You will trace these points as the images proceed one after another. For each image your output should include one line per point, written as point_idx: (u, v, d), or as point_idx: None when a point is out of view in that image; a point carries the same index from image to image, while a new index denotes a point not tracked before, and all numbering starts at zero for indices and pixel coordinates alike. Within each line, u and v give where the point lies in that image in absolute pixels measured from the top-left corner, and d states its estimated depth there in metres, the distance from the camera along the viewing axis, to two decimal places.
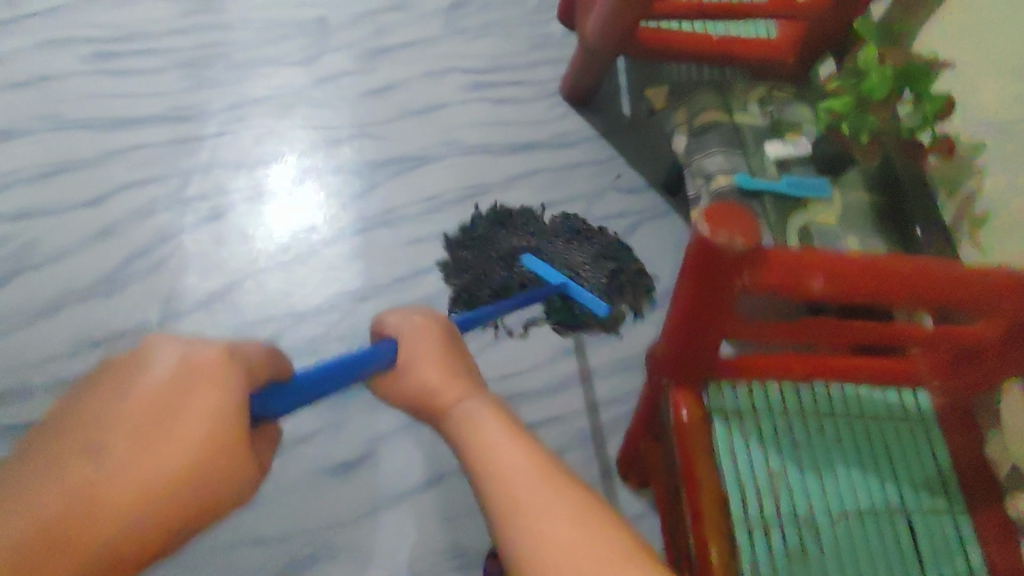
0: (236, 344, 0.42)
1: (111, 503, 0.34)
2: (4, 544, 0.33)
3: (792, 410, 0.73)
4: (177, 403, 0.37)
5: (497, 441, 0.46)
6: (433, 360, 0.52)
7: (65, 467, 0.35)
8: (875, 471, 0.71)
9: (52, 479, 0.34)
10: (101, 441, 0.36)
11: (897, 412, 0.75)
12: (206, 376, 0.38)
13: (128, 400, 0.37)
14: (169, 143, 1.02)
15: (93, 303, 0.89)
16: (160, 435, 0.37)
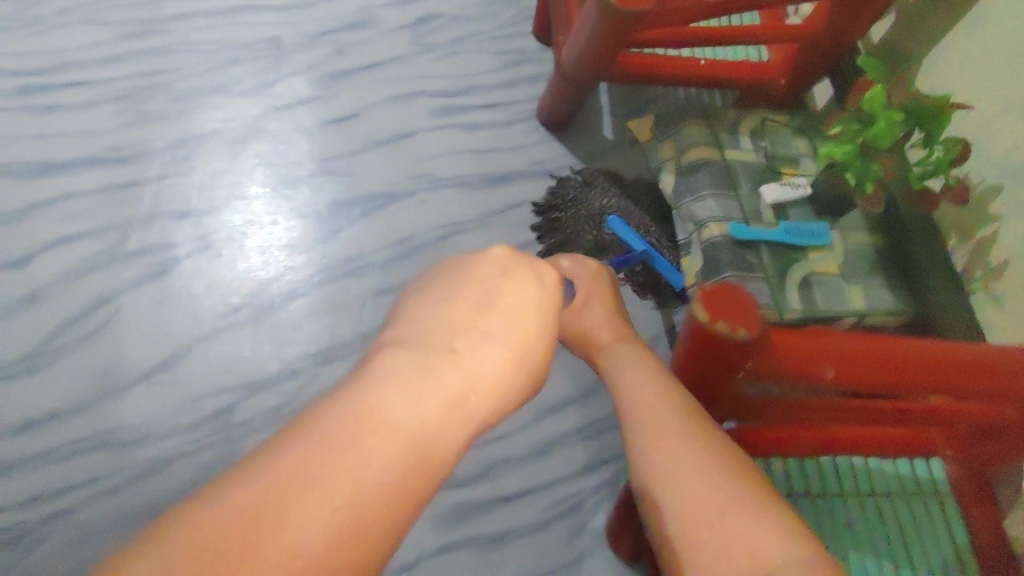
0: (518, 291, 0.51)
1: (454, 401, 0.42)
2: (368, 443, 0.36)
3: (799, 491, 0.69)
4: (476, 309, 0.48)
5: (641, 387, 0.52)
6: (602, 309, 0.68)
7: (404, 371, 0.41)
8: (888, 556, 0.66)
9: (403, 379, 0.41)
10: (426, 355, 0.43)
11: (909, 485, 0.70)
12: (503, 276, 0.52)
13: (433, 314, 0.47)
14: (104, 189, 0.92)
15: (23, 380, 0.79)
16: (455, 351, 0.44)
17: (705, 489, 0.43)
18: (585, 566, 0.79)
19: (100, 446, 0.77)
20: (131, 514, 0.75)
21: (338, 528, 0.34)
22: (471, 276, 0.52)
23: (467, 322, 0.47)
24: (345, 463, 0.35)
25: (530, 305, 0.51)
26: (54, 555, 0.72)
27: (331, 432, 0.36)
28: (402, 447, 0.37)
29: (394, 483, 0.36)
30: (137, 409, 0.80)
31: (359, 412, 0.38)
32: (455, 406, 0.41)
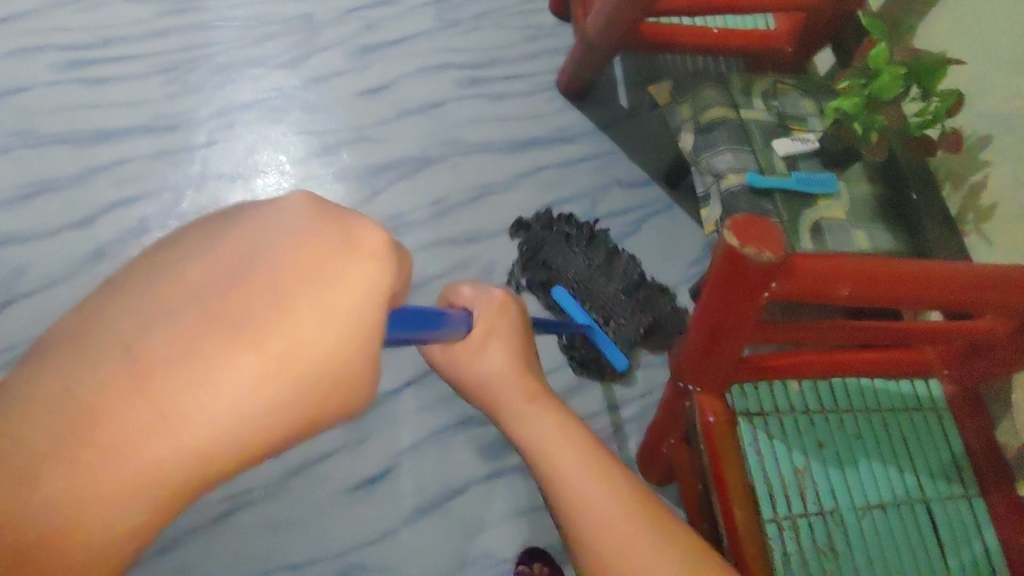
0: (301, 243, 0.30)
1: (188, 435, 0.26)
2: (63, 475, 0.25)
3: (814, 407, 0.75)
4: (235, 278, 0.28)
5: (549, 441, 0.49)
6: (507, 350, 0.56)
7: (115, 375, 0.26)
8: (894, 463, 0.73)
9: (101, 403, 0.25)
10: (135, 363, 0.26)
11: (910, 403, 0.77)
12: (290, 233, 0.30)
13: (175, 271, 0.28)
14: (156, 156, 0.98)
15: None
16: (186, 368, 0.26)
17: (608, 512, 0.45)
18: None
19: None
20: None
21: (41, 554, 0.25)
22: (240, 228, 0.29)
23: (228, 315, 0.27)
24: (36, 493, 0.25)
25: (339, 304, 0.30)
26: None
27: (17, 452, 0.25)
28: (132, 485, 0.26)
29: (116, 515, 0.26)
30: None
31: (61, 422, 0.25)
32: (161, 453, 0.26)
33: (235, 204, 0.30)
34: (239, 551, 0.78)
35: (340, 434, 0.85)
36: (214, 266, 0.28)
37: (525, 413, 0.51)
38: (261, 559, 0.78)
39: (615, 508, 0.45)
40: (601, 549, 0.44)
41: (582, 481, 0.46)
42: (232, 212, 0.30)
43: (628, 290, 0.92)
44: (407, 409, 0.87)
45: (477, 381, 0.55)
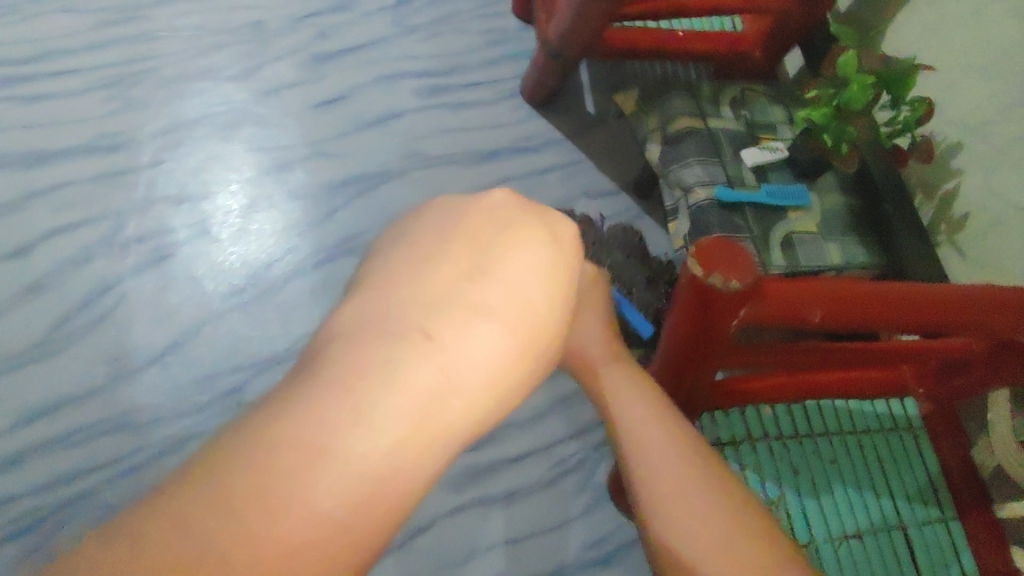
0: (513, 255, 0.40)
1: (460, 382, 0.35)
2: (384, 410, 0.33)
3: (788, 432, 0.72)
4: (475, 270, 0.39)
5: (624, 399, 0.50)
6: (596, 317, 0.57)
7: (408, 341, 0.35)
8: (870, 487, 0.71)
9: (400, 363, 0.34)
10: (416, 330, 0.35)
11: (885, 424, 0.75)
12: (497, 235, 0.41)
13: (428, 263, 0.39)
14: (98, 179, 0.92)
15: (32, 368, 0.80)
16: (451, 331, 0.36)
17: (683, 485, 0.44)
18: (590, 517, 0.83)
19: (117, 430, 0.78)
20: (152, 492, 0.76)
21: (344, 503, 0.31)
22: (462, 233, 0.41)
23: (475, 292, 0.38)
24: (362, 430, 0.32)
25: (534, 283, 0.40)
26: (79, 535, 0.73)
27: (308, 433, 0.31)
28: (427, 424, 0.34)
29: (406, 463, 0.33)
30: (149, 392, 0.81)
31: (378, 370, 0.33)
32: (446, 403, 0.35)
33: (416, 234, 0.41)
34: None
35: None
36: (445, 274, 0.38)
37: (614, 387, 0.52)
38: None
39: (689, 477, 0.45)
40: (678, 531, 0.43)
41: (655, 436, 0.47)
42: (449, 225, 0.41)
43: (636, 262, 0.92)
44: None
45: (574, 348, 0.56)
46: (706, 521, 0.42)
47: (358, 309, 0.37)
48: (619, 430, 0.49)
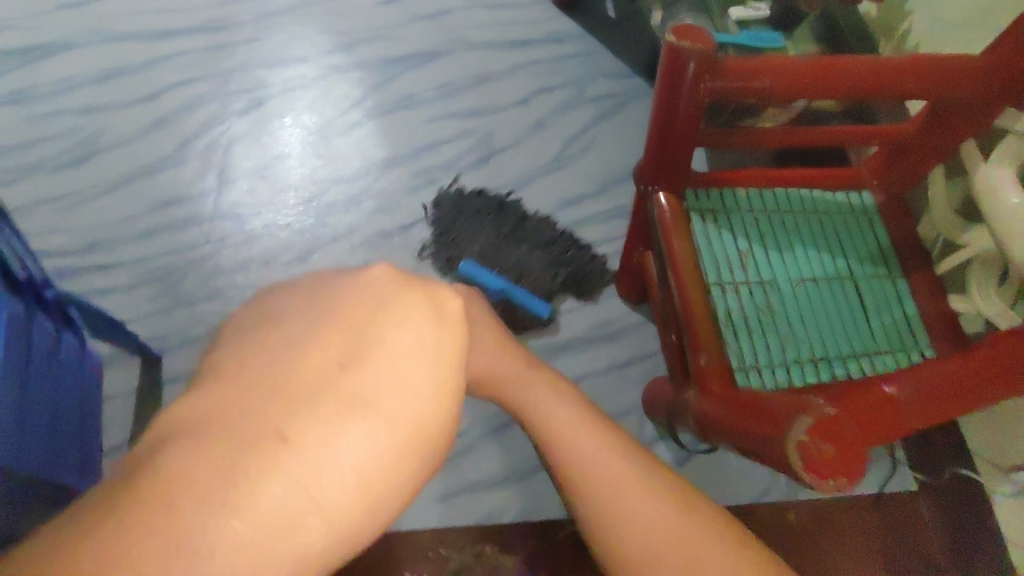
0: (388, 325, 0.37)
1: (319, 492, 0.32)
2: (220, 514, 0.30)
3: (757, 209, 0.88)
4: (349, 360, 0.36)
5: (579, 436, 0.52)
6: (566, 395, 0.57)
7: (261, 456, 0.32)
8: (825, 250, 0.85)
9: (223, 485, 0.31)
10: (262, 432, 0.33)
11: (845, 207, 0.89)
12: (382, 316, 0.38)
13: (277, 360, 0.36)
14: (207, 50, 1.14)
15: (160, 175, 1.01)
16: (296, 440, 0.33)
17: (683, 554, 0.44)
18: (599, 307, 1.01)
19: (221, 218, 0.99)
20: (253, 262, 0.96)
21: None
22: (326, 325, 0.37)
23: (330, 351, 0.36)
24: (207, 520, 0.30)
25: (408, 371, 0.36)
26: (198, 283, 0.94)
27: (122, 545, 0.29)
28: (307, 496, 0.32)
29: (262, 555, 0.31)
30: (247, 195, 1.01)
31: (169, 515, 0.30)
32: (303, 484, 0.32)
33: (264, 323, 0.39)
34: None
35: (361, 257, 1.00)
36: (291, 356, 0.36)
37: (562, 429, 0.53)
38: None
39: (705, 561, 0.43)
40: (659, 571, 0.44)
41: (613, 469, 0.49)
42: (313, 316, 0.38)
43: (542, 249, 0.98)
44: (419, 239, 1.02)
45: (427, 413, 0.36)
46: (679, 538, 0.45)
47: (227, 367, 0.37)
48: (551, 443, 0.52)
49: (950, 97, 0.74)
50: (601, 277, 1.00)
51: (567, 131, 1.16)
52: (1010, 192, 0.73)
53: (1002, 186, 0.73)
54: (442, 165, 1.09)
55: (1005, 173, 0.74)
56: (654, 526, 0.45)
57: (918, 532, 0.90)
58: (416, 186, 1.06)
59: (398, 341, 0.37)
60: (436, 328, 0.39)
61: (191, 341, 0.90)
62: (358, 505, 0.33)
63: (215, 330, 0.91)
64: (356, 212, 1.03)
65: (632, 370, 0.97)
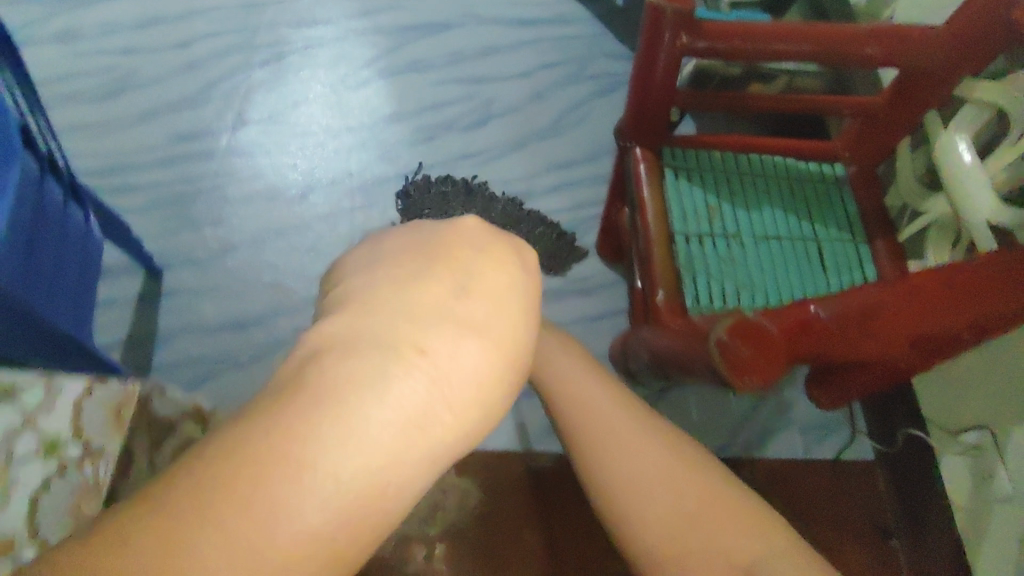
0: (488, 260, 0.31)
1: (436, 421, 0.27)
2: (330, 445, 0.25)
3: (731, 170, 0.92)
4: (460, 290, 0.30)
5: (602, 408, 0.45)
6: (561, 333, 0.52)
7: (383, 370, 0.27)
8: (794, 212, 0.89)
9: (334, 410, 0.25)
10: (393, 348, 0.27)
11: (817, 176, 0.93)
12: (488, 252, 0.32)
13: (390, 285, 0.30)
14: (238, 7, 1.21)
15: (183, 113, 1.08)
16: (425, 356, 0.28)
17: (676, 523, 0.39)
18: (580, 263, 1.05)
19: (235, 155, 1.05)
20: (258, 195, 1.03)
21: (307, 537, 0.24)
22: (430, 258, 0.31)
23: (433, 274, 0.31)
24: (311, 460, 0.24)
25: (513, 299, 0.31)
26: (206, 209, 1.00)
27: (221, 476, 0.24)
28: (420, 428, 0.27)
29: (378, 487, 0.26)
30: (260, 135, 1.08)
31: (281, 455, 0.24)
32: (428, 419, 0.27)
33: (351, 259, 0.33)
34: (274, 260, 0.97)
35: (358, 199, 1.04)
36: (393, 285, 0.30)
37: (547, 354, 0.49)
38: (290, 266, 0.97)
39: (722, 531, 0.38)
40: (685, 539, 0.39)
41: (643, 448, 0.43)
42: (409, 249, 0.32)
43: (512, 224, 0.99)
44: None
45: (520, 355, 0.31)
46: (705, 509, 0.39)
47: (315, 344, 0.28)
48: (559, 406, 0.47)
49: (915, 67, 0.77)
50: (569, 251, 1.03)
51: (565, 102, 1.21)
52: (961, 160, 0.76)
53: (954, 155, 0.77)
54: (445, 124, 1.15)
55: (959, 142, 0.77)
56: (679, 488, 0.40)
57: (872, 495, 0.92)
58: (416, 140, 1.12)
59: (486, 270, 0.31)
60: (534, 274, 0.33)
61: (195, 260, 0.96)
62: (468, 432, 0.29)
63: (219, 252, 0.97)
64: (358, 159, 1.08)
65: (605, 323, 1.00)
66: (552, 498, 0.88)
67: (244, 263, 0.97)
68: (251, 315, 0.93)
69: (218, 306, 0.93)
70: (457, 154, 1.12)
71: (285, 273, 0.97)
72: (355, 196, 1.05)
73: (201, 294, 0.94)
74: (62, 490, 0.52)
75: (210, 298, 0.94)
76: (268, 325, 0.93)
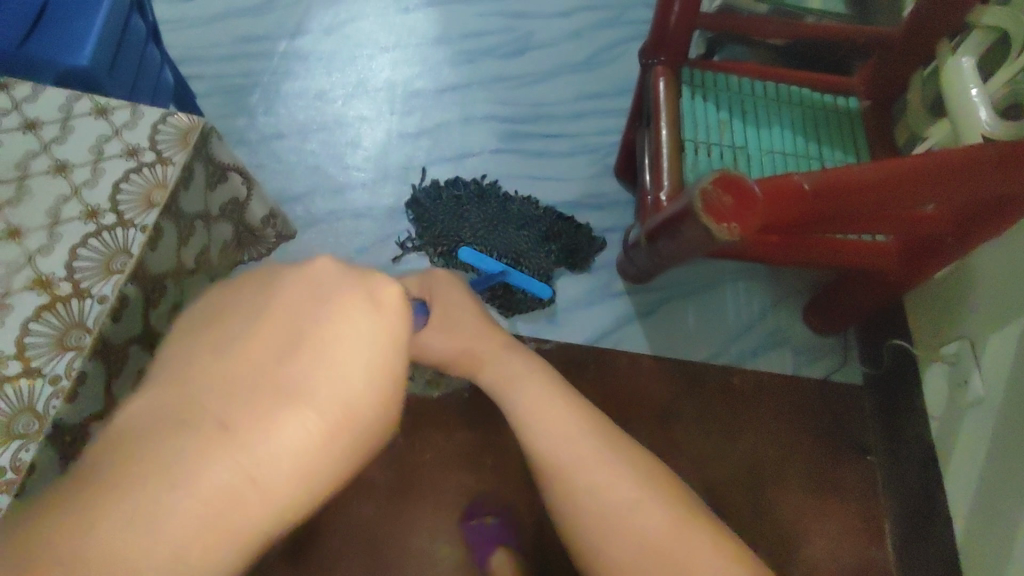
0: (331, 309, 0.33)
1: (264, 476, 0.28)
2: (144, 519, 0.26)
3: (746, 94, 0.96)
4: (292, 346, 0.31)
5: (547, 407, 0.50)
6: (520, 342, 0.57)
7: (198, 434, 0.28)
8: (801, 135, 0.93)
9: (152, 479, 0.26)
10: (203, 418, 0.28)
11: (829, 106, 0.97)
12: (326, 307, 0.33)
13: (213, 348, 0.31)
14: None
15: (248, 17, 1.19)
16: (238, 430, 0.28)
17: (622, 529, 0.43)
18: (598, 182, 1.11)
19: (290, 58, 1.15)
20: (305, 94, 1.12)
21: None
22: (267, 311, 0.33)
23: (270, 336, 0.32)
24: (131, 539, 0.25)
25: (358, 350, 0.32)
26: (260, 100, 1.11)
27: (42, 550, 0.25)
28: (253, 486, 0.27)
29: (205, 546, 0.27)
30: (315, 43, 1.17)
31: (107, 517, 0.25)
32: (253, 483, 0.27)
33: (182, 324, 0.35)
34: (314, 150, 1.07)
35: (396, 107, 1.13)
36: (215, 346, 0.31)
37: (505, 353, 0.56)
38: (329, 158, 1.07)
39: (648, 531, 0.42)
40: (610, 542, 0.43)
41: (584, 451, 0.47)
42: (247, 307, 0.33)
43: (527, 230, 1.01)
44: (449, 102, 1.15)
45: (371, 406, 0.31)
46: (634, 522, 0.43)
47: (119, 427, 0.29)
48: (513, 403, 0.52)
49: None
50: (588, 244, 1.02)
51: (602, 41, 1.26)
52: (958, 86, 0.80)
53: (951, 81, 0.81)
54: (484, 50, 1.22)
55: (957, 69, 0.80)
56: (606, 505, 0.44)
57: (857, 418, 0.95)
58: (458, 62, 1.19)
59: (327, 321, 0.33)
60: (383, 322, 0.34)
61: (244, 143, 1.07)
62: (306, 487, 0.29)
63: (266, 139, 1.08)
64: (400, 73, 1.16)
65: (615, 237, 1.06)
66: None
67: (288, 151, 1.07)
68: (288, 194, 1.03)
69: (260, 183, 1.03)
70: (493, 77, 1.19)
71: (322, 163, 1.06)
72: (393, 104, 1.13)
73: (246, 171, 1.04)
74: (136, 183, 0.57)
75: (254, 175, 1.04)
76: (304, 204, 1.02)
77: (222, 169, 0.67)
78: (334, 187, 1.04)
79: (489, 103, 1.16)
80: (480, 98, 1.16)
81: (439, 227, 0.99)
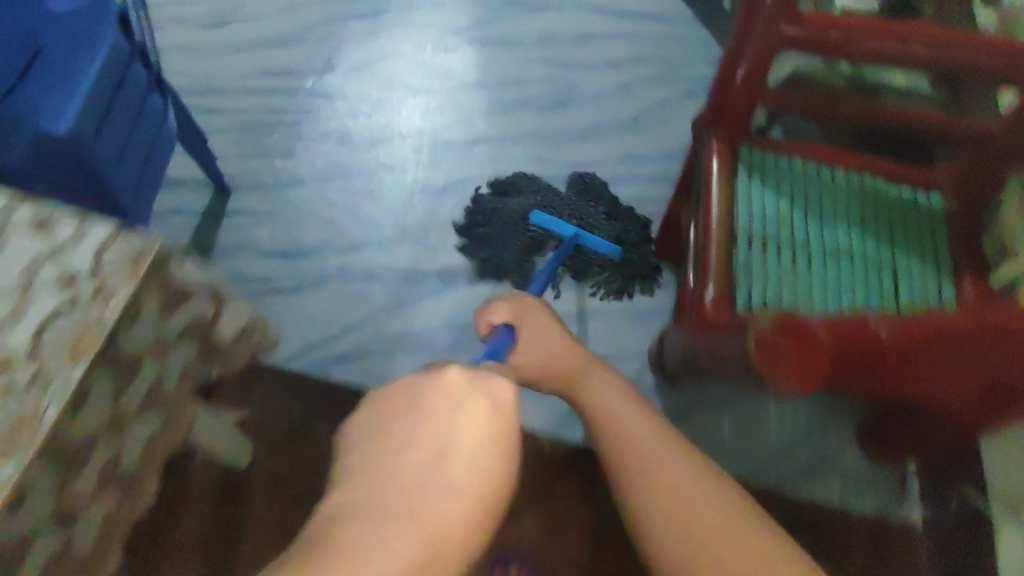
0: (466, 406, 0.42)
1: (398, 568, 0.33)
2: None
3: (812, 182, 0.85)
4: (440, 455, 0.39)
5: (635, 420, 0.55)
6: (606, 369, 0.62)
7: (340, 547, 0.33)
8: (873, 235, 0.82)
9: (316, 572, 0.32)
10: (341, 536, 0.34)
11: (906, 202, 0.85)
12: (459, 411, 0.42)
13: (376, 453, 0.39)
14: None
15: (277, 49, 1.13)
16: (362, 549, 0.33)
17: (701, 544, 0.45)
18: None
19: (315, 95, 1.09)
20: (327, 136, 1.05)
21: None
22: (409, 421, 0.41)
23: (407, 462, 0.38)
24: None
25: (490, 440, 0.41)
26: (279, 140, 1.04)
27: None
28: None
29: None
30: (344, 81, 1.11)
31: None
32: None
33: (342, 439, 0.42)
34: (332, 199, 1.00)
35: (424, 156, 1.05)
36: (370, 472, 0.38)
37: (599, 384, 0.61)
38: (346, 209, 0.99)
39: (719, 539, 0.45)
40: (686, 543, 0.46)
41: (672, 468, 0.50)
42: (390, 417, 0.42)
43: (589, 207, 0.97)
44: (480, 155, 1.06)
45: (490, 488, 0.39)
46: (711, 533, 0.45)
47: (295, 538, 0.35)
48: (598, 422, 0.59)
49: None
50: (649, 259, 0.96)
51: (651, 98, 1.17)
52: None
53: None
54: (521, 99, 1.13)
55: None
56: (689, 515, 0.47)
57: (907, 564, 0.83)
58: (493, 111, 1.11)
59: (464, 418, 0.41)
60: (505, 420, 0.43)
61: (257, 187, 1.00)
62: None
63: (281, 184, 1.00)
64: (431, 120, 1.09)
65: (649, 322, 0.96)
66: (555, 485, 0.84)
67: (303, 198, 0.99)
68: (298, 247, 0.95)
69: (270, 234, 0.96)
70: (530, 130, 1.10)
71: (338, 215, 0.98)
72: (420, 153, 1.05)
73: (257, 217, 0.97)
74: (178, 322, 0.43)
75: (265, 223, 0.97)
76: (314, 259, 0.95)
77: (221, 292, 0.46)
78: (348, 243, 0.96)
79: (522, 160, 1.07)
80: (513, 153, 1.08)
81: (502, 232, 0.94)
